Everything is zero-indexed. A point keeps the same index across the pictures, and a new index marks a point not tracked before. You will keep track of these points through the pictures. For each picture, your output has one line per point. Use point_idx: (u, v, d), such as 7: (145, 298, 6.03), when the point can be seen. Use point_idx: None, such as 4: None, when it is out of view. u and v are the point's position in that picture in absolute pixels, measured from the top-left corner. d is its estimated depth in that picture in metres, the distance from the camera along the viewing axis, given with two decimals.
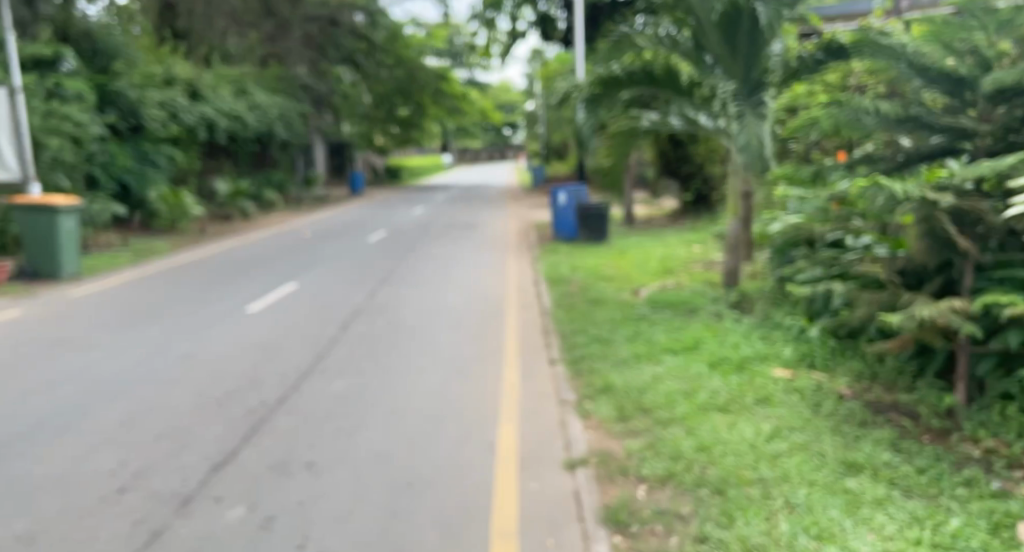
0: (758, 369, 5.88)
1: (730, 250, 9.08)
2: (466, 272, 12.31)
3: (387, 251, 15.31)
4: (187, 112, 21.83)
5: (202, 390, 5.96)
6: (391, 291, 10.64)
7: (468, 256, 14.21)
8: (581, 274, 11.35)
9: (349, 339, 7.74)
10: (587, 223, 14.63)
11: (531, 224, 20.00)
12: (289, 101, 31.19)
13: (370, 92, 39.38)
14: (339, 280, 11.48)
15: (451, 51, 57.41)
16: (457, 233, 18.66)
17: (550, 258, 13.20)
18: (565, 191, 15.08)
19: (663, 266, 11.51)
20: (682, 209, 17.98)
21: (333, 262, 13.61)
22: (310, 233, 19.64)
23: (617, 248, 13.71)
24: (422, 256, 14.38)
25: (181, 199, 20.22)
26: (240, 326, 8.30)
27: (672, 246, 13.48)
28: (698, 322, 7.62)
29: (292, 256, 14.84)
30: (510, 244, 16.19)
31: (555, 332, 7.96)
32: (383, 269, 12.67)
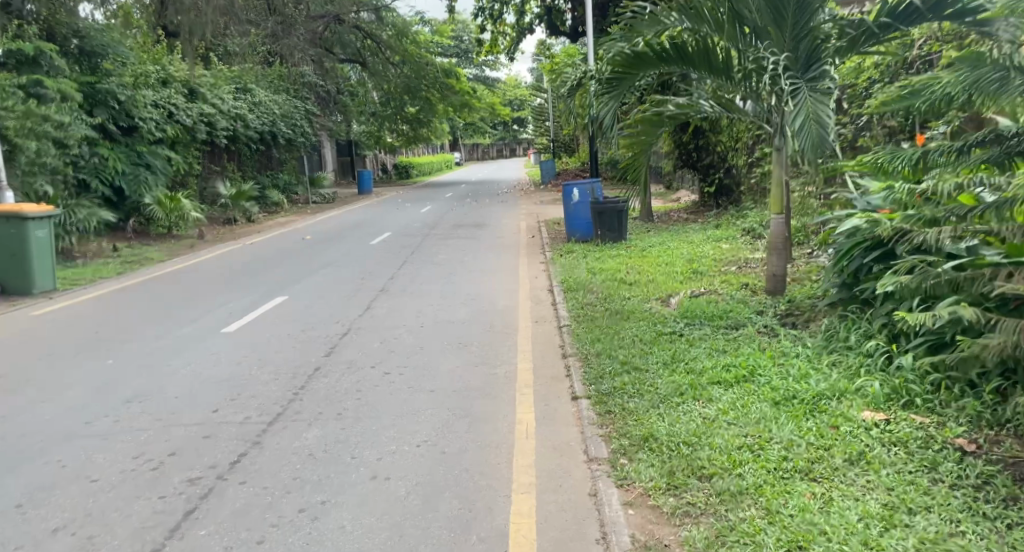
0: (838, 409, 4.58)
1: (771, 249, 7.67)
2: (474, 277, 11.08)
3: (390, 254, 14.09)
4: (183, 111, 20.69)
5: (139, 443, 4.75)
6: (388, 302, 9.41)
7: (475, 260, 12.94)
8: (600, 278, 10.07)
9: (334, 367, 6.51)
10: (602, 221, 13.30)
11: (543, 222, 18.75)
12: (293, 99, 30.01)
13: (377, 91, 38.72)
14: (332, 290, 10.25)
15: (459, 46, 56.10)
16: (465, 233, 17.44)
17: (564, 260, 11.97)
18: (578, 187, 13.76)
19: (690, 267, 10.25)
20: (704, 202, 16.54)
21: (329, 268, 12.39)
22: (310, 234, 18.50)
23: (637, 247, 12.46)
24: (425, 260, 13.13)
25: (180, 203, 19.00)
26: (208, 350, 7.09)
27: (697, 243, 12.20)
28: (747, 339, 6.33)
29: (285, 262, 13.63)
30: (521, 244, 14.91)
31: (576, 353, 6.69)
32: (382, 276, 11.42)
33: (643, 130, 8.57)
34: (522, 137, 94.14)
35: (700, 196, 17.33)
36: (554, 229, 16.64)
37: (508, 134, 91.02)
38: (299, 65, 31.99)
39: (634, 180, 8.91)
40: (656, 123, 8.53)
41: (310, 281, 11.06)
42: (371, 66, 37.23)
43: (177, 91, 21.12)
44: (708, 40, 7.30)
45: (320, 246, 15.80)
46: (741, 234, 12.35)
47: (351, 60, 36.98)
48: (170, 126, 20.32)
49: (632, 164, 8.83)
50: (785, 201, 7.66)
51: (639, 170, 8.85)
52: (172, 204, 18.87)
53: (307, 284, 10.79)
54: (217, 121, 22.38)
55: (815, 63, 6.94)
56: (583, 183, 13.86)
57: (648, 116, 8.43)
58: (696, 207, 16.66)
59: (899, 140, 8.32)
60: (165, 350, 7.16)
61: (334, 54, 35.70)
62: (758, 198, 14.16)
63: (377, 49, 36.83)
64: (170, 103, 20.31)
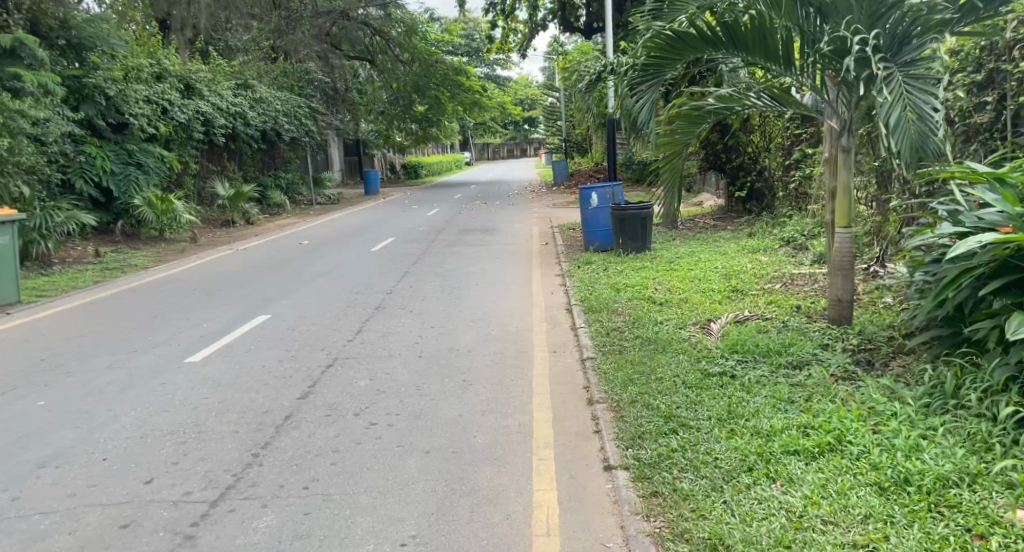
0: (974, 503, 3.37)
1: (834, 271, 6.44)
2: (482, 293, 9.91)
3: (391, 264, 12.91)
4: (179, 108, 19.56)
5: (35, 539, 3.60)
6: (382, 323, 8.24)
7: (483, 271, 11.75)
8: (625, 296, 8.86)
9: (309, 414, 5.34)
10: (623, 229, 12.08)
11: (557, 227, 17.53)
12: (297, 97, 28.89)
13: (386, 89, 37.58)
14: (322, 307, 9.10)
15: (469, 46, 54.96)
16: (473, 239, 16.26)
17: (582, 273, 10.77)
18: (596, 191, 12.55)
19: (728, 285, 9.05)
20: (731, 206, 15.31)
21: (322, 280, 11.25)
22: (307, 239, 17.37)
23: (664, 259, 11.24)
24: (427, 270, 11.96)
25: (171, 205, 17.84)
26: (162, 387, 5.92)
27: (731, 254, 11.00)
28: (818, 387, 5.11)
29: (277, 270, 12.50)
30: (533, 252, 13.72)
31: (605, 398, 5.49)
32: (380, 290, 10.26)
33: (678, 128, 7.38)
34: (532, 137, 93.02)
35: (725, 201, 16.10)
36: (569, 236, 15.43)
37: (519, 134, 89.93)
38: (304, 62, 30.79)
39: (669, 183, 7.76)
40: (695, 120, 7.33)
41: (299, 296, 9.89)
42: (379, 63, 36.01)
43: (173, 85, 19.93)
44: (763, 22, 6.08)
45: (317, 253, 14.67)
46: (778, 245, 11.14)
47: (359, 58, 35.81)
48: (164, 124, 19.20)
49: (666, 164, 7.68)
50: (853, 211, 6.35)
51: (674, 172, 7.71)
52: (164, 206, 17.69)
53: (295, 299, 9.65)
54: (215, 118, 21.19)
55: (908, 48, 5.36)
56: (601, 187, 12.72)
57: (686, 111, 7.23)
58: (723, 211, 15.44)
59: (982, 143, 7.07)
60: (112, 386, 6.01)
61: (341, 51, 34.48)
62: (795, 204, 12.89)
63: (386, 47, 35.63)
64: (164, 100, 19.19)
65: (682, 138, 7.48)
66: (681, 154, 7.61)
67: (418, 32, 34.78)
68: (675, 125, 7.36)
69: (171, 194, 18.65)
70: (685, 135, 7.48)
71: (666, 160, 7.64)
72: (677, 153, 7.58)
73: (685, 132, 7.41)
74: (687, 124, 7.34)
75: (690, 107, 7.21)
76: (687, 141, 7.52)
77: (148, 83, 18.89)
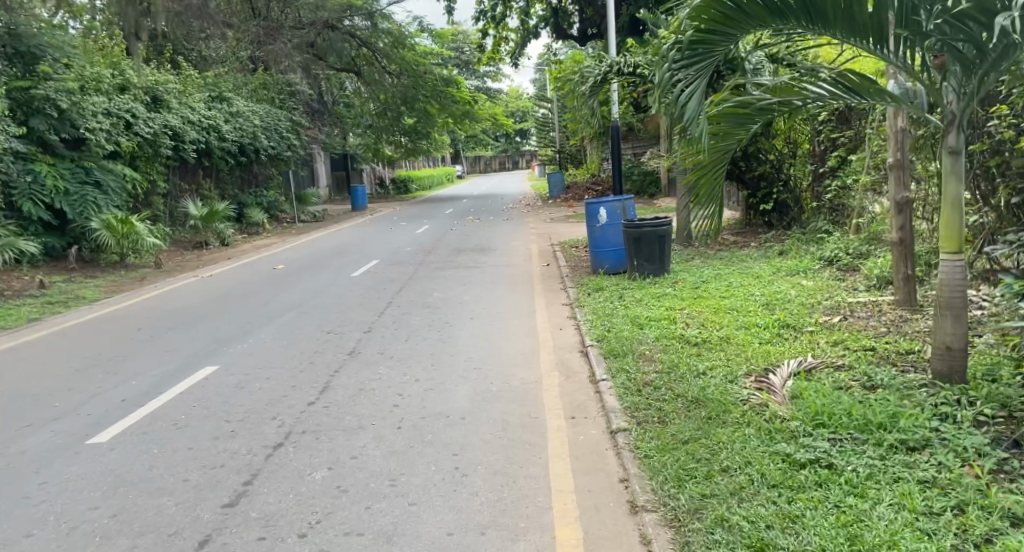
0: None
1: (953, 319, 4.92)
2: (478, 330, 8.34)
3: (373, 293, 11.33)
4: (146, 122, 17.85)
5: None
6: (356, 377, 6.65)
7: (479, 301, 10.14)
8: (652, 335, 7.30)
9: (236, 537, 3.79)
10: (639, 250, 10.52)
11: (558, 245, 16.01)
12: (277, 109, 27.35)
13: (374, 101, 36.06)
14: (284, 352, 7.51)
15: (459, 56, 53.61)
16: (465, 260, 14.71)
17: (594, 302, 9.21)
18: (604, 207, 11.14)
19: (775, 318, 7.57)
20: (751, 220, 13.78)
21: (291, 314, 9.65)
22: (283, 263, 15.81)
23: (689, 283, 9.76)
24: (413, 302, 10.36)
25: (133, 225, 15.99)
26: (44, 487, 4.37)
27: (765, 277, 9.54)
28: (968, 494, 3.60)
29: (242, 302, 10.91)
30: (535, 276, 12.20)
31: (656, 504, 3.95)
32: (356, 328, 8.67)
33: (721, 130, 5.87)
34: (523, 149, 91.87)
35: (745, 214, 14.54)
36: (572, 255, 13.97)
37: (510, 146, 88.80)
38: (286, 73, 29.24)
39: (706, 202, 6.25)
40: (745, 119, 5.82)
41: (259, 336, 8.30)
42: (366, 75, 34.44)
43: (138, 98, 18.18)
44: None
45: (290, 280, 13.06)
46: (819, 267, 9.69)
47: (345, 70, 34.26)
48: (128, 140, 17.48)
49: (702, 177, 6.18)
50: (963, 235, 4.89)
51: (714, 189, 6.21)
52: (125, 228, 15.92)
53: (255, 340, 8.08)
54: (185, 132, 19.58)
55: None
56: (611, 201, 11.23)
57: (731, 107, 5.73)
58: (743, 225, 13.95)
59: None
60: None
61: (326, 62, 32.91)
62: (828, 218, 11.46)
63: (373, 58, 34.05)
64: (127, 111, 17.35)
65: (724, 143, 5.97)
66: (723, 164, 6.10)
67: (406, 42, 33.26)
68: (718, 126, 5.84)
69: (135, 216, 17.00)
70: (728, 141, 5.98)
71: (702, 171, 6.14)
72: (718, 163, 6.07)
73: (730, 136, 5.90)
74: (731, 125, 5.83)
75: (734, 103, 5.72)
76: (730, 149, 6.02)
77: (109, 96, 17.21)
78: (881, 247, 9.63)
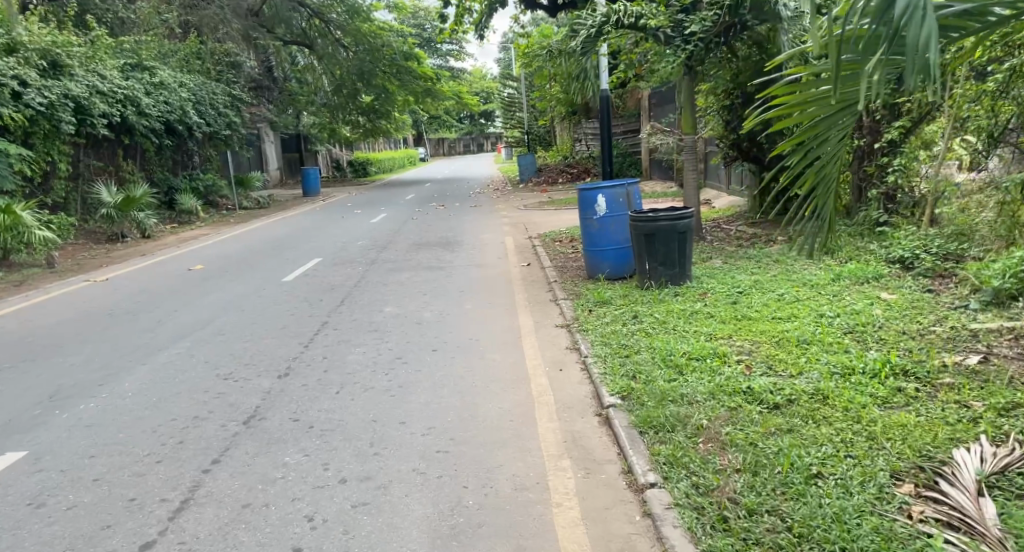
0: None
1: None
2: (442, 378, 5.89)
3: (304, 307, 8.85)
4: (38, 91, 16.48)
5: None
6: (242, 472, 4.23)
7: (442, 323, 7.71)
8: (701, 388, 4.84)
9: None
10: (647, 250, 8.14)
11: (537, 238, 13.67)
12: (213, 83, 24.79)
13: (327, 77, 33.43)
14: (144, 422, 5.12)
15: (421, 34, 51.05)
16: (426, 258, 12.36)
17: (600, 329, 6.77)
18: (601, 195, 9.11)
19: (868, 349, 5.25)
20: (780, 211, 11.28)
21: (185, 346, 7.20)
22: (203, 263, 13.33)
23: (722, 297, 7.29)
24: (353, 323, 7.90)
25: (20, 215, 14.30)
26: None
27: (815, 282, 7.26)
28: None
29: (129, 324, 8.45)
30: (512, 283, 9.85)
31: None
32: (268, 372, 6.20)
33: (815, 98, 3.94)
34: (490, 132, 88.89)
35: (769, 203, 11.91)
36: (556, 253, 11.68)
37: (475, 129, 86.37)
38: (225, 42, 26.52)
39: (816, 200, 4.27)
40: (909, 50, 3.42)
41: (122, 389, 5.90)
42: (320, 49, 31.38)
43: (29, 61, 16.75)
44: None
45: (204, 287, 10.67)
46: (893, 274, 7.19)
47: (296, 43, 31.29)
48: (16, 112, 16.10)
49: (803, 166, 4.22)
50: None
51: (824, 181, 4.21)
52: (8, 219, 14.12)
53: (111, 399, 5.63)
54: (91, 104, 18.05)
55: None
56: (612, 187, 9.12)
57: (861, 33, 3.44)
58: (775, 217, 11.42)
59: None
60: None
61: (273, 33, 30.15)
62: (881, 205, 9.05)
63: (326, 29, 31.00)
64: (14, 78, 15.88)
65: (822, 118, 4.01)
66: (832, 143, 4.09)
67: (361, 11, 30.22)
68: (811, 93, 3.94)
69: (22, 205, 15.18)
70: (830, 113, 4.00)
71: (800, 155, 4.20)
72: (819, 145, 4.09)
73: (830, 108, 3.93)
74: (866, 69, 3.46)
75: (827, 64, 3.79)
76: (837, 127, 4.03)
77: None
78: (976, 244, 7.29)
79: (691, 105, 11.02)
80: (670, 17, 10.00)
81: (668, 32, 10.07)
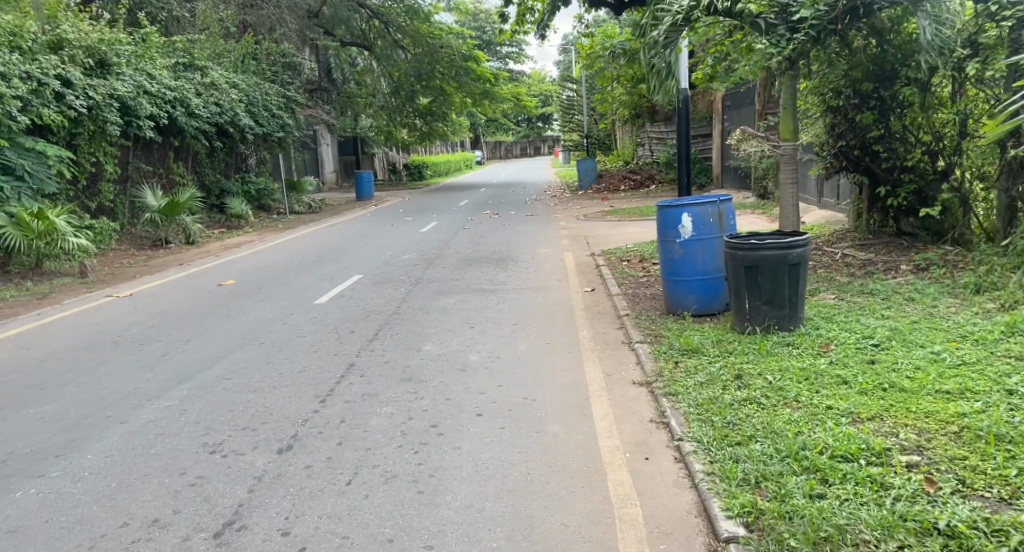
0: None
1: None
2: (488, 462, 4.46)
3: (331, 342, 7.45)
4: (83, 91, 15.61)
5: None
6: None
7: (493, 374, 6.25)
8: (867, 517, 3.39)
9: None
10: (755, 287, 6.53)
11: (604, 255, 12.18)
12: (267, 83, 23.97)
13: (385, 79, 32.48)
14: (93, 530, 3.81)
15: (482, 37, 49.89)
16: (480, 277, 11.00)
17: (693, 396, 5.26)
18: (690, 214, 7.49)
19: None
20: (889, 248, 9.65)
21: (180, 396, 5.79)
22: (235, 278, 12.09)
23: (852, 352, 5.73)
24: (386, 369, 6.50)
25: (53, 222, 13.31)
26: None
27: (978, 335, 5.64)
28: None
29: (128, 358, 7.10)
30: (579, 315, 8.38)
31: None
32: (270, 444, 4.79)
33: None
34: (547, 134, 87.49)
35: (871, 232, 10.26)
36: (629, 277, 10.18)
37: (532, 132, 85.04)
38: (281, 43, 25.70)
39: None
40: None
41: (85, 461, 4.62)
42: (378, 50, 30.43)
43: (75, 59, 15.89)
44: None
45: (231, 308, 9.47)
46: None
47: (355, 44, 30.34)
48: (58, 113, 15.10)
49: None
50: None
51: None
52: (41, 226, 13.20)
53: (61, 491, 4.22)
54: (138, 105, 17.18)
55: None
56: (699, 204, 7.48)
57: None
58: (885, 247, 9.78)
59: None
60: None
61: (332, 35, 29.31)
62: None
63: (385, 31, 29.99)
64: (57, 77, 15.00)
65: None
66: None
67: (421, 11, 29.08)
68: None
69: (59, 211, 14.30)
70: None
71: None
72: None
73: None
74: None
75: None
76: None
77: (34, 58, 14.73)
78: None
79: (793, 107, 9.30)
80: (772, 1, 8.48)
81: (770, 20, 8.53)
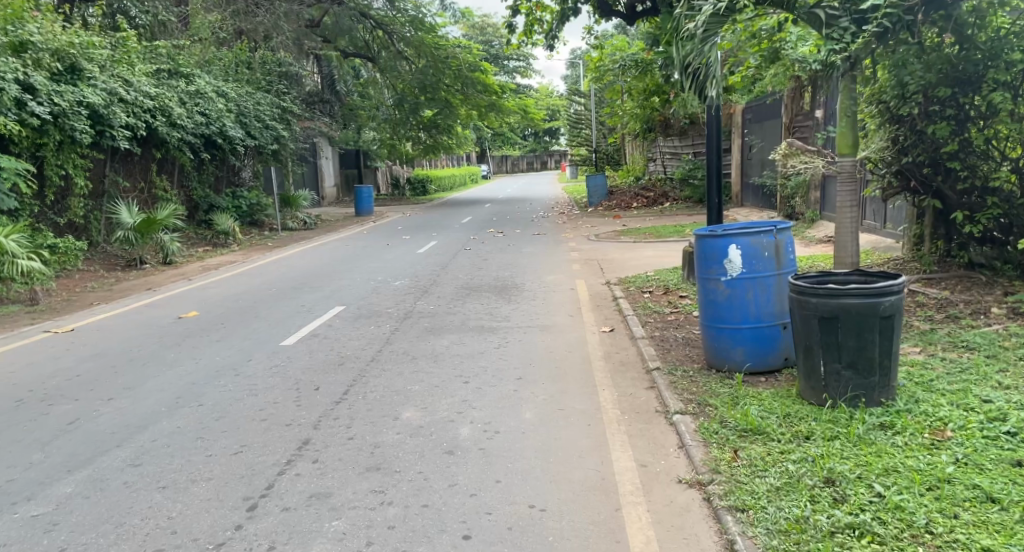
0: None
1: None
2: None
3: (286, 405, 5.88)
4: (48, 98, 14.12)
5: None
6: None
7: (489, 460, 4.71)
8: None
9: None
10: (835, 346, 4.96)
11: (624, 285, 10.64)
12: (261, 93, 22.54)
13: (388, 90, 31.10)
14: None
15: (488, 50, 48.58)
16: (482, 311, 9.46)
17: (773, 515, 3.75)
18: (740, 246, 5.94)
19: None
20: (966, 282, 8.15)
21: (60, 498, 4.22)
22: (201, 308, 10.56)
23: (984, 446, 4.22)
24: (348, 449, 4.93)
25: (1, 243, 11.69)
26: None
27: None
28: None
29: (22, 426, 5.51)
30: (598, 366, 6.82)
31: None
32: None
33: None
34: (553, 148, 86.01)
35: (939, 262, 8.74)
36: (655, 314, 8.64)
37: (538, 147, 83.66)
38: (278, 51, 24.32)
39: None
40: None
41: None
42: (382, 61, 29.12)
43: (40, 64, 14.31)
44: None
45: (182, 350, 7.91)
46: None
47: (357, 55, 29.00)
48: (16, 121, 13.54)
49: None
50: None
51: None
52: None
53: None
54: (111, 114, 15.70)
55: None
56: (752, 234, 5.95)
57: None
58: (959, 280, 8.27)
59: None
60: None
61: (333, 43, 27.95)
62: None
63: (389, 41, 28.62)
64: (17, 81, 13.46)
65: None
66: None
67: (426, 21, 27.69)
68: None
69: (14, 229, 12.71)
70: None
71: None
72: None
73: None
74: None
75: None
76: None
77: None
78: None
79: (851, 120, 7.62)
80: None
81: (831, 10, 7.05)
